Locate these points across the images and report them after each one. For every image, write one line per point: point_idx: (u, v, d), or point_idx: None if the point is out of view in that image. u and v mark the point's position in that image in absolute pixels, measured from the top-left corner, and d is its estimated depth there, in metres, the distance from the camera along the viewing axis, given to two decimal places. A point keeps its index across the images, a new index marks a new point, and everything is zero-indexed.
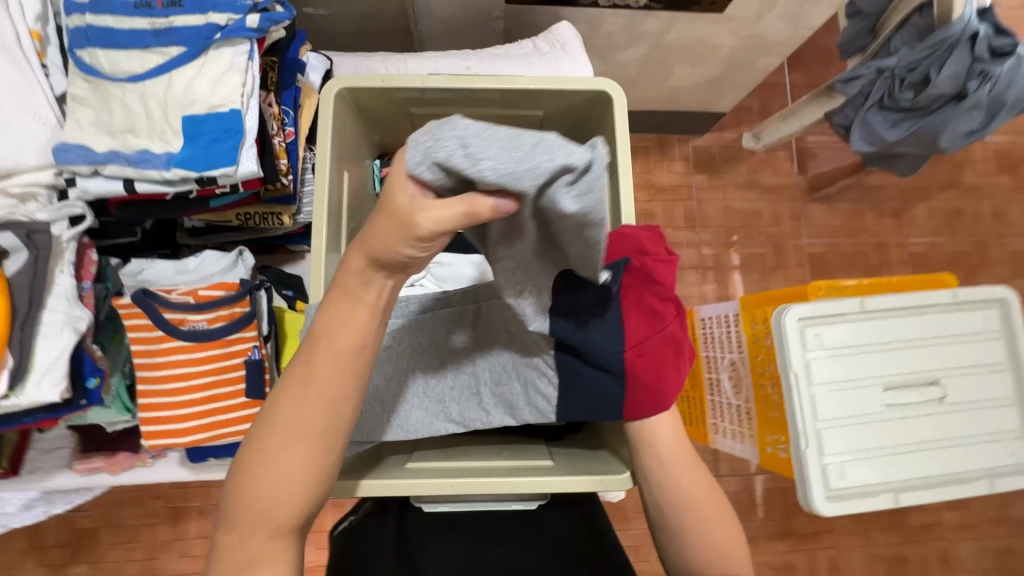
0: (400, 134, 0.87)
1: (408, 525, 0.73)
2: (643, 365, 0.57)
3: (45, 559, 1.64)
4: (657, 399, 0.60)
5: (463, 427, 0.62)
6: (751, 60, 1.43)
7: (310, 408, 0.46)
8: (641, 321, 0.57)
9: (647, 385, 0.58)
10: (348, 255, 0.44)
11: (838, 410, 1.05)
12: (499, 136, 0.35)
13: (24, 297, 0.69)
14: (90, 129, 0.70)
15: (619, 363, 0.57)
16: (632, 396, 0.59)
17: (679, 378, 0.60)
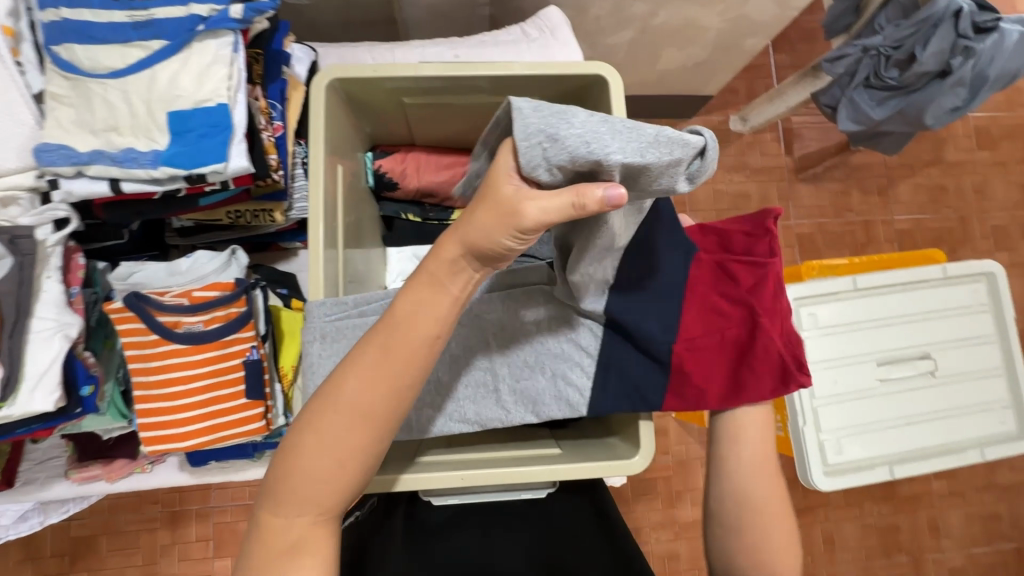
0: (392, 125, 0.85)
1: (418, 519, 0.73)
2: (697, 358, 0.60)
3: (42, 569, 1.62)
4: (709, 395, 0.61)
5: (480, 428, 0.62)
6: (739, 41, 1.43)
7: (375, 391, 0.47)
8: (700, 315, 0.61)
9: (694, 383, 0.60)
10: (440, 243, 0.46)
11: (834, 387, 1.07)
12: (619, 129, 0.40)
13: (10, 305, 0.66)
14: (71, 127, 0.68)
15: (666, 352, 0.60)
16: (679, 388, 0.61)
17: (741, 384, 0.60)
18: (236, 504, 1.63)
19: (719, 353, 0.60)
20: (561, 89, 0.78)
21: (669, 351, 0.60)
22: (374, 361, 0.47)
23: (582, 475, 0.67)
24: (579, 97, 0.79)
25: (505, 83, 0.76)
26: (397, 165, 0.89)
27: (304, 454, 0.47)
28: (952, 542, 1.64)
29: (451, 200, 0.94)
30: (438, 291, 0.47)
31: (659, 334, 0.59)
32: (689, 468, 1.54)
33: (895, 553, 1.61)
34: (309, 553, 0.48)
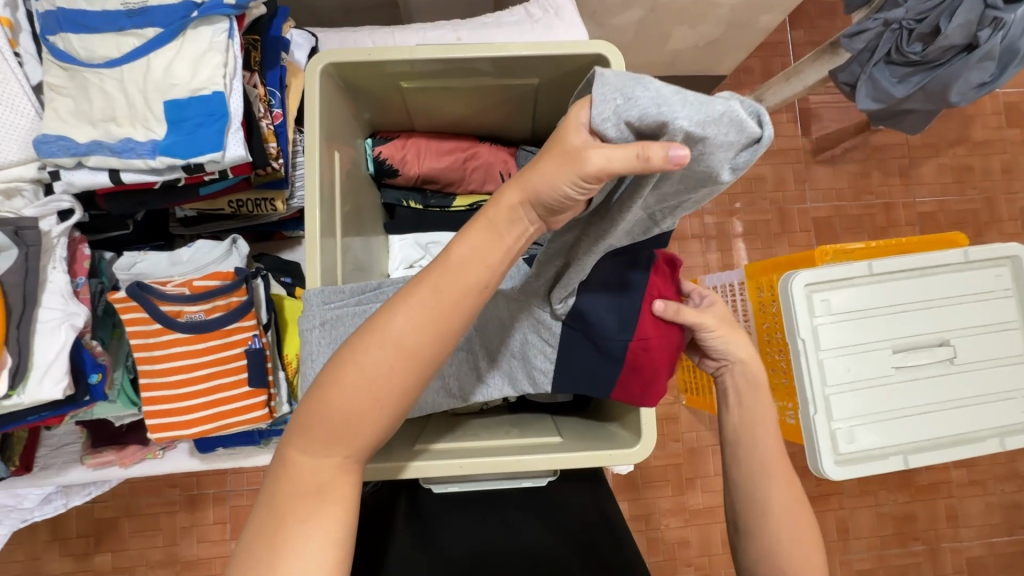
0: (391, 111, 0.84)
1: (419, 505, 0.73)
2: (646, 359, 0.59)
3: (69, 549, 1.68)
4: (651, 389, 0.61)
5: (462, 401, 0.64)
6: (753, 18, 1.38)
7: (422, 332, 0.43)
8: (652, 324, 0.59)
9: (641, 376, 0.60)
10: (504, 189, 0.43)
11: (847, 374, 1.04)
12: (689, 98, 0.37)
13: (18, 295, 0.67)
14: (69, 119, 0.68)
15: (621, 350, 0.58)
16: (626, 381, 0.61)
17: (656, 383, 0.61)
18: (252, 488, 1.67)
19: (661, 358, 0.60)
20: (563, 71, 0.76)
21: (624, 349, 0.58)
22: (424, 301, 0.43)
23: (582, 464, 0.66)
24: (581, 78, 0.76)
25: (505, 65, 0.74)
26: (397, 152, 0.87)
27: (342, 389, 0.44)
28: (971, 531, 1.61)
29: (453, 186, 0.93)
30: (498, 236, 0.43)
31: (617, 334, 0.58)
32: (699, 456, 1.53)
33: (911, 541, 1.58)
34: (333, 501, 0.45)
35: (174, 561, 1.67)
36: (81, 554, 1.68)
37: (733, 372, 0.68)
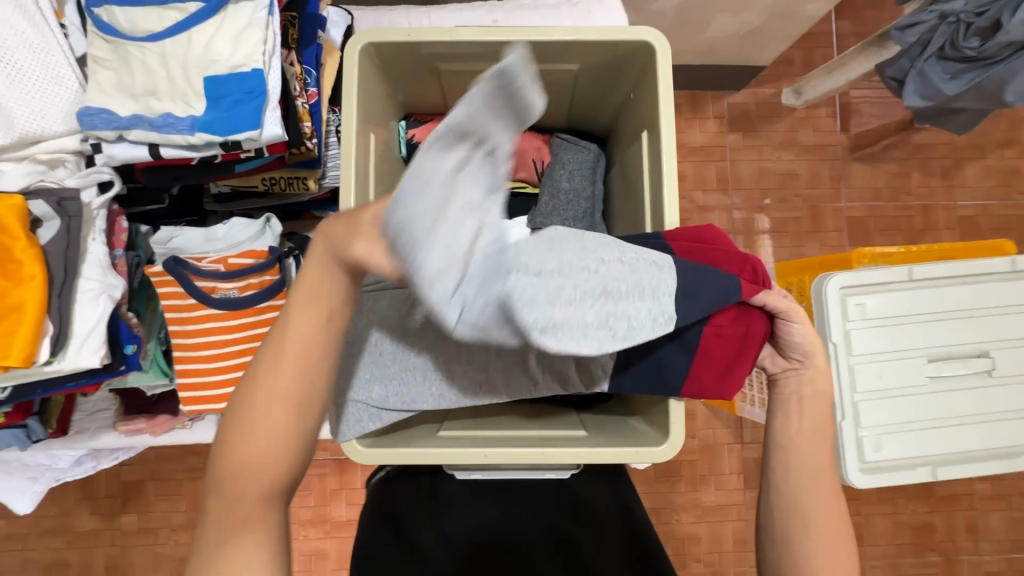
0: (425, 93, 0.83)
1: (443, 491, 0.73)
2: (718, 347, 0.61)
3: (97, 509, 1.76)
4: (724, 380, 0.62)
5: (510, 397, 0.64)
6: (798, 7, 1.33)
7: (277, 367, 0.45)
8: (733, 311, 0.60)
9: (714, 366, 0.61)
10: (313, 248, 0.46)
11: (878, 381, 1.02)
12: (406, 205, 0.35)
13: (59, 265, 0.69)
14: (112, 91, 0.68)
15: (694, 335, 0.60)
16: (698, 371, 0.62)
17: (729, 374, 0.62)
18: None
19: (739, 349, 0.61)
20: (604, 58, 0.73)
21: (697, 335, 0.60)
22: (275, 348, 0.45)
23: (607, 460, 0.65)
24: (622, 66, 0.74)
25: (545, 50, 0.72)
26: (430, 135, 0.87)
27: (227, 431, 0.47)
28: (991, 545, 1.57)
29: None
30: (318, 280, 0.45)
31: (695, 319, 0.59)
32: (716, 455, 1.51)
33: (928, 551, 1.56)
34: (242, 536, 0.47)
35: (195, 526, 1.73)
36: (109, 513, 1.76)
37: (801, 377, 0.65)
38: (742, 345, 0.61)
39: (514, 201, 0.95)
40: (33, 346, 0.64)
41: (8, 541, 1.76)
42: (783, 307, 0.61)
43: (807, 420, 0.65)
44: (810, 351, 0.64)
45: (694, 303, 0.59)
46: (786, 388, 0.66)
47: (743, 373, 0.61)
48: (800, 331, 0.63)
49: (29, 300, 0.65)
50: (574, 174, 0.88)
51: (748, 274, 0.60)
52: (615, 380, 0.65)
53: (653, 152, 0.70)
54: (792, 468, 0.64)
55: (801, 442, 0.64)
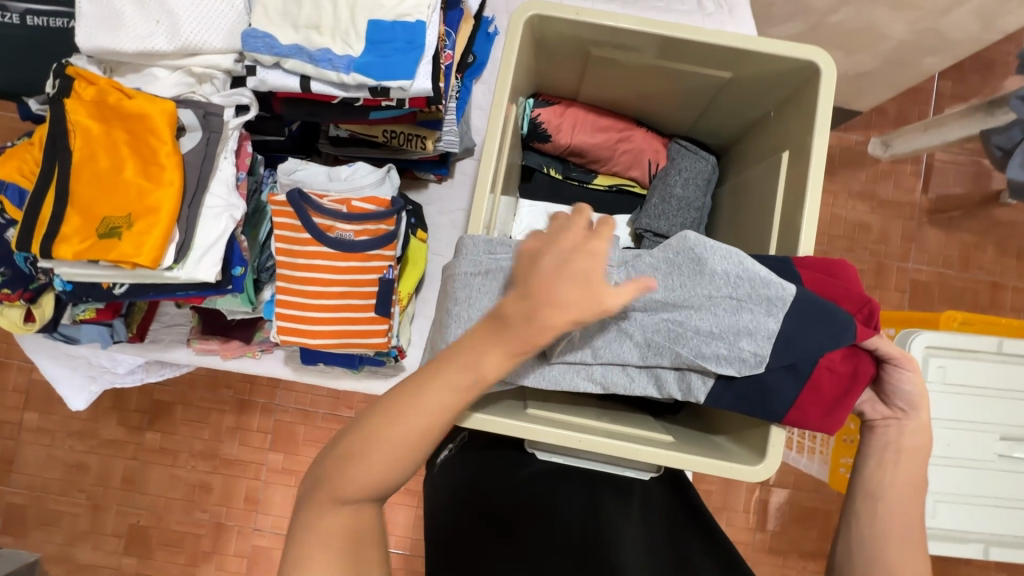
0: (564, 75, 0.83)
1: (526, 475, 0.73)
2: (827, 381, 0.59)
3: (125, 421, 1.81)
4: (828, 417, 0.60)
5: (604, 388, 0.63)
6: (916, 59, 1.31)
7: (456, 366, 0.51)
8: (846, 349, 0.60)
9: (821, 399, 0.60)
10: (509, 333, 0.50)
11: (943, 448, 0.99)
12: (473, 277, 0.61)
13: (193, 176, 0.70)
14: (276, 19, 0.70)
15: (809, 365, 0.58)
16: (805, 404, 0.60)
17: (833, 414, 0.60)
18: (297, 408, 1.76)
19: (846, 388, 0.59)
20: (754, 72, 0.73)
21: (811, 367, 0.58)
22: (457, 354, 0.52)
23: (695, 468, 0.65)
24: (773, 83, 0.73)
25: (701, 52, 0.72)
26: (554, 118, 0.87)
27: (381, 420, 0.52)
28: None
29: (599, 164, 0.92)
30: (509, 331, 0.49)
31: (814, 350, 0.58)
32: (735, 490, 1.49)
33: None
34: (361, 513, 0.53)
35: (214, 456, 1.78)
36: (135, 427, 1.80)
37: (902, 427, 0.63)
38: (849, 384, 0.59)
39: (619, 198, 0.95)
40: (161, 251, 0.66)
41: (35, 434, 1.81)
42: (893, 357, 0.61)
43: (903, 472, 0.62)
44: (917, 405, 0.62)
45: (814, 339, 0.58)
46: (882, 437, 0.64)
47: (842, 413, 0.60)
48: (910, 382, 0.63)
49: (166, 205, 0.66)
50: (689, 182, 0.87)
51: (863, 316, 0.60)
52: (713, 391, 0.61)
53: (787, 174, 0.71)
54: (879, 515, 0.62)
55: (895, 492, 0.62)
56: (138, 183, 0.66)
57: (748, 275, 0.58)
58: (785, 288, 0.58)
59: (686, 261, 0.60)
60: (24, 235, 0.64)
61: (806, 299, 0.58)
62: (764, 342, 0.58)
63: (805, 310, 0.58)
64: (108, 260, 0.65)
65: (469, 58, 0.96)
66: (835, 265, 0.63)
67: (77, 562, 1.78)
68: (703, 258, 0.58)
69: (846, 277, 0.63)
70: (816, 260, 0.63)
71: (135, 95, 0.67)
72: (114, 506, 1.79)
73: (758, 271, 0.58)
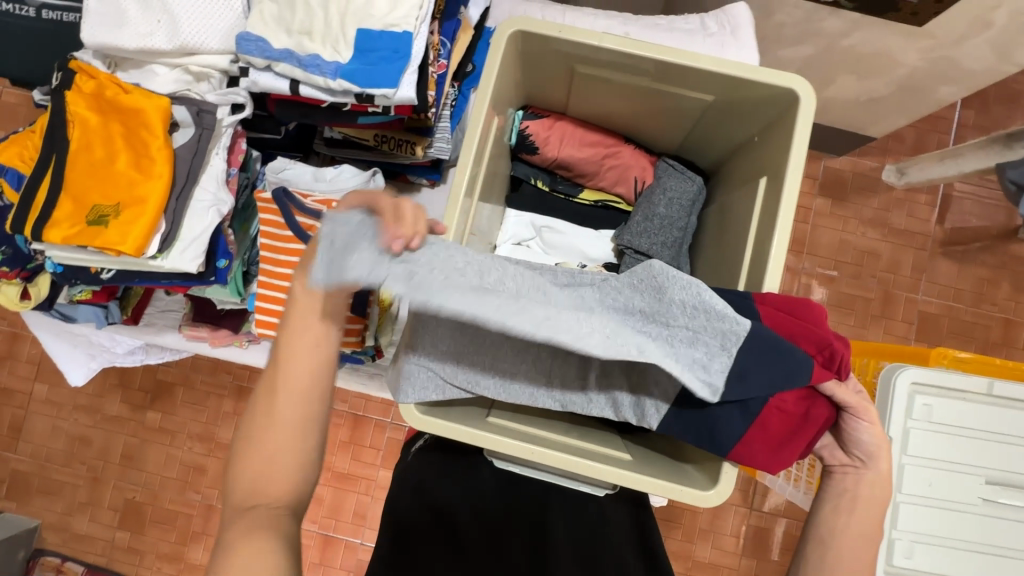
0: (553, 90, 0.84)
1: (485, 481, 0.74)
2: (777, 421, 0.58)
3: (129, 399, 1.86)
4: (774, 455, 0.59)
5: (562, 408, 0.65)
6: (930, 87, 1.29)
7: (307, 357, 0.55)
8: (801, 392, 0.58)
9: (769, 438, 0.59)
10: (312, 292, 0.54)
11: (926, 488, 0.96)
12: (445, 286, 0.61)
13: (183, 170, 0.73)
14: (271, 23, 0.72)
15: (759, 404, 0.57)
16: (753, 441, 0.59)
17: (780, 453, 0.59)
18: None
19: (794, 429, 0.59)
20: (739, 98, 0.73)
21: (762, 406, 0.57)
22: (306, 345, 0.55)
23: (649, 490, 0.65)
24: (754, 109, 0.73)
25: (684, 74, 0.72)
26: (543, 131, 0.88)
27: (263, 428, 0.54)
28: None
29: (585, 178, 0.93)
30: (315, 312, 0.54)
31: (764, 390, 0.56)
32: (719, 512, 1.47)
33: None
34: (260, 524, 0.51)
35: (210, 439, 1.82)
36: (137, 405, 1.86)
37: (860, 477, 0.62)
38: (797, 425, 0.59)
39: (606, 214, 0.95)
40: (145, 240, 0.68)
41: (44, 405, 1.88)
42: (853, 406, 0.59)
43: (857, 520, 0.61)
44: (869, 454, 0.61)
45: (768, 377, 0.55)
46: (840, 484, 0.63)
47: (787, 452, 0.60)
48: (869, 431, 0.60)
49: (153, 196, 0.68)
50: (673, 202, 0.87)
51: (822, 358, 0.57)
52: (665, 419, 0.61)
53: (763, 201, 0.71)
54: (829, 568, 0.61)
55: (845, 543, 0.60)
56: (128, 174, 0.69)
57: (705, 308, 0.55)
58: (740, 323, 0.55)
59: (646, 290, 0.56)
60: (19, 219, 0.68)
61: (760, 336, 0.55)
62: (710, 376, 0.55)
63: (756, 346, 0.55)
64: (95, 247, 0.68)
65: (466, 67, 0.98)
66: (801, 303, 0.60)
67: (75, 532, 1.84)
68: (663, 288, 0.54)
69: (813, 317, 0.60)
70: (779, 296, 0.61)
71: (132, 90, 0.70)
72: (113, 480, 1.84)
73: (714, 305, 0.54)
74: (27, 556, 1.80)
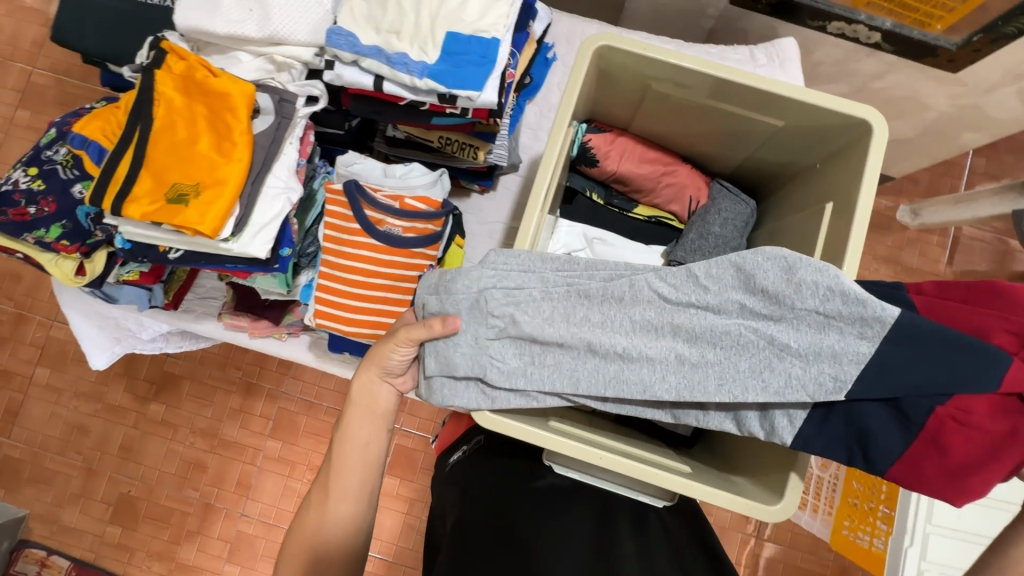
0: (619, 106, 0.86)
1: (540, 483, 0.75)
2: (960, 439, 0.47)
3: (133, 389, 1.82)
4: (955, 482, 0.48)
5: (673, 420, 0.58)
6: (956, 132, 1.34)
7: (362, 440, 0.70)
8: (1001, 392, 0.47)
9: (946, 461, 0.48)
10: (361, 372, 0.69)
11: (957, 520, 0.95)
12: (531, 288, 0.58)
13: (260, 156, 0.73)
14: (360, 20, 0.74)
15: (922, 413, 0.48)
16: (919, 458, 0.49)
17: (970, 480, 0.47)
18: (303, 397, 1.78)
19: (994, 449, 0.46)
20: (808, 124, 0.76)
21: (925, 416, 0.48)
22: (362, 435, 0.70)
23: (711, 498, 0.65)
24: (821, 135, 0.76)
25: (758, 98, 0.75)
26: (604, 145, 0.90)
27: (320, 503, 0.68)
28: None
29: (641, 194, 0.94)
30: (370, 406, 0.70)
31: (929, 385, 0.47)
32: (728, 539, 1.46)
33: None
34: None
35: (213, 435, 1.79)
36: (141, 396, 1.82)
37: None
38: (1000, 445, 0.46)
39: (656, 230, 0.97)
40: (222, 222, 0.68)
41: (43, 390, 1.83)
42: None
43: None
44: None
45: (922, 369, 0.48)
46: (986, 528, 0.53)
47: (995, 478, 0.47)
48: None
49: (233, 178, 0.69)
50: (727, 222, 0.89)
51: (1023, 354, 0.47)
52: (800, 433, 0.53)
53: (825, 228, 0.73)
54: None
55: None
56: (210, 155, 0.69)
57: (841, 290, 0.49)
58: (886, 310, 0.48)
59: (775, 269, 0.51)
60: (99, 191, 0.67)
61: (917, 324, 0.48)
62: (821, 393, 0.50)
63: (913, 336, 0.48)
64: (172, 225, 0.68)
65: (526, 79, 1.00)
66: (999, 290, 0.50)
67: (62, 524, 1.78)
68: (792, 269, 0.49)
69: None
70: (966, 287, 0.53)
71: (221, 74, 0.71)
72: (108, 472, 1.79)
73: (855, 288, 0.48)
74: (10, 547, 1.74)
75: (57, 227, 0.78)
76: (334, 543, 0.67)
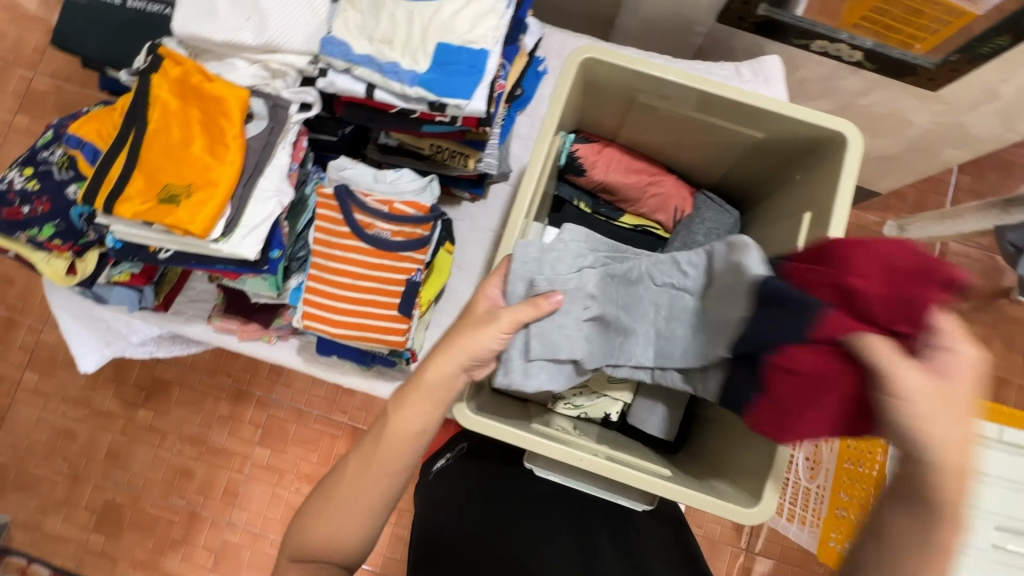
0: (606, 117, 0.88)
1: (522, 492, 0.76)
2: (784, 384, 0.52)
3: (122, 394, 1.81)
4: (784, 427, 0.53)
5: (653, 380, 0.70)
6: (938, 149, 1.37)
7: (400, 432, 0.62)
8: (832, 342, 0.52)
9: (773, 405, 0.54)
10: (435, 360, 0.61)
11: (942, 532, 0.89)
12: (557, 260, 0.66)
13: (252, 160, 0.74)
14: (354, 30, 0.76)
15: (761, 362, 0.54)
16: (760, 406, 0.55)
17: (796, 424, 0.52)
18: (293, 404, 1.77)
19: (811, 393, 0.51)
20: (787, 136, 0.78)
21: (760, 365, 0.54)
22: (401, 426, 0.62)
23: (692, 501, 0.65)
24: (800, 147, 0.78)
25: (738, 111, 0.77)
26: (591, 154, 0.92)
27: (337, 490, 0.62)
28: None
29: (627, 203, 0.96)
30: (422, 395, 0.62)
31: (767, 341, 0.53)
32: (718, 551, 1.45)
33: None
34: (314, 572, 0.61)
35: (201, 442, 1.77)
36: (129, 402, 1.81)
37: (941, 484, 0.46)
38: (815, 389, 0.51)
39: (643, 239, 0.98)
40: (212, 222, 0.70)
41: (31, 395, 1.82)
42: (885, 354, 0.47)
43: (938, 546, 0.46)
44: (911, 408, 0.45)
45: (769, 326, 0.53)
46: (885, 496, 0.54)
47: (815, 422, 0.51)
48: (925, 400, 0.45)
49: (225, 180, 0.70)
50: (712, 231, 0.90)
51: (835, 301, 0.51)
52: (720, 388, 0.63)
53: (802, 239, 0.75)
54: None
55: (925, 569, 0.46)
56: (203, 157, 0.71)
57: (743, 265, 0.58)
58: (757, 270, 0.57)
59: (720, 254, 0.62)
60: (92, 190, 0.69)
61: (769, 284, 0.54)
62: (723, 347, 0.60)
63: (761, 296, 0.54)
64: (163, 224, 0.69)
65: (518, 91, 1.02)
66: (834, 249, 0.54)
67: (45, 532, 1.75)
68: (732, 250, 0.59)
69: (849, 259, 0.52)
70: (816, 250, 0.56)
71: (216, 79, 0.73)
72: (94, 479, 1.77)
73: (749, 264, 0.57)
74: None
75: (50, 226, 0.80)
76: (334, 547, 0.61)
